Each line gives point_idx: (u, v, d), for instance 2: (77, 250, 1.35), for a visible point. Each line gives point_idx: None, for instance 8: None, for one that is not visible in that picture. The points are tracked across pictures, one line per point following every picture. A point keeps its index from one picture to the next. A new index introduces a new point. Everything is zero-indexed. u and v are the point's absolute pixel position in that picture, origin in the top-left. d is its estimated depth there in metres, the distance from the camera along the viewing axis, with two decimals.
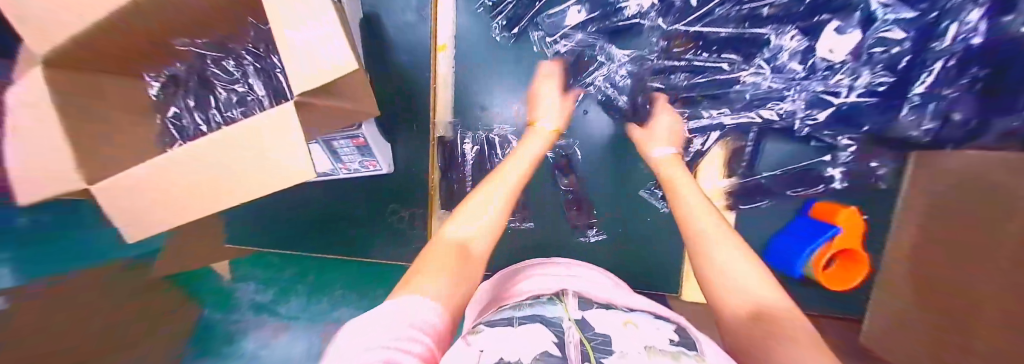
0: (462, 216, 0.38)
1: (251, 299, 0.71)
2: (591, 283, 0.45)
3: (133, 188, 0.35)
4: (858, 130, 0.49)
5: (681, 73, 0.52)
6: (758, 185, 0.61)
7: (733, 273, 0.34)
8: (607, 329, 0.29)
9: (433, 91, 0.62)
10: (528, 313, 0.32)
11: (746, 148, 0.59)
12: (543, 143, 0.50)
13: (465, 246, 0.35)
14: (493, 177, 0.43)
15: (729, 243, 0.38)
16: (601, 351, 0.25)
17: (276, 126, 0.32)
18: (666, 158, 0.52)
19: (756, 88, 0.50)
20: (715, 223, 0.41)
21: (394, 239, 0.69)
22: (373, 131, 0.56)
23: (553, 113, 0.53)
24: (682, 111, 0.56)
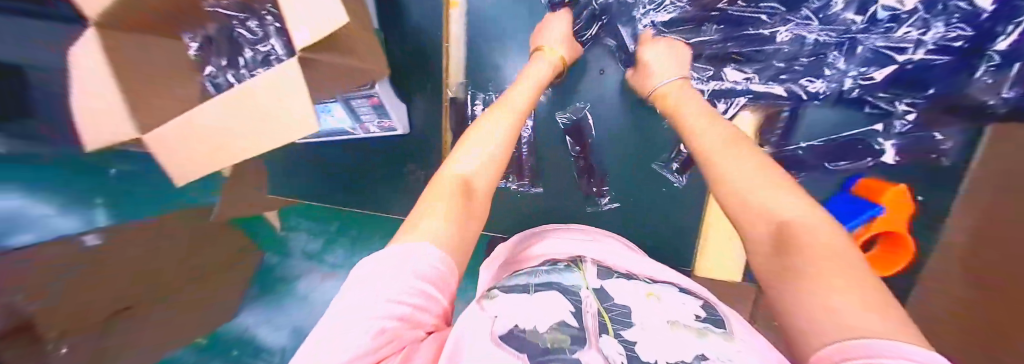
0: (465, 146, 0.35)
1: (302, 247, 0.74)
2: (597, 249, 0.45)
3: (170, 145, 0.42)
4: (922, 92, 0.43)
5: (713, 24, 0.47)
6: (795, 157, 0.54)
7: (760, 199, 0.29)
8: (627, 299, 0.31)
9: (446, 50, 0.58)
10: (542, 280, 0.33)
11: (782, 112, 0.51)
12: (548, 67, 0.49)
13: (467, 182, 0.32)
14: (500, 104, 0.40)
15: (748, 160, 0.32)
16: (619, 323, 0.28)
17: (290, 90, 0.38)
18: (672, 86, 0.45)
19: (801, 47, 0.44)
20: (732, 148, 0.35)
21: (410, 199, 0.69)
22: (389, 91, 0.56)
23: (559, 38, 0.50)
24: (705, 69, 0.50)
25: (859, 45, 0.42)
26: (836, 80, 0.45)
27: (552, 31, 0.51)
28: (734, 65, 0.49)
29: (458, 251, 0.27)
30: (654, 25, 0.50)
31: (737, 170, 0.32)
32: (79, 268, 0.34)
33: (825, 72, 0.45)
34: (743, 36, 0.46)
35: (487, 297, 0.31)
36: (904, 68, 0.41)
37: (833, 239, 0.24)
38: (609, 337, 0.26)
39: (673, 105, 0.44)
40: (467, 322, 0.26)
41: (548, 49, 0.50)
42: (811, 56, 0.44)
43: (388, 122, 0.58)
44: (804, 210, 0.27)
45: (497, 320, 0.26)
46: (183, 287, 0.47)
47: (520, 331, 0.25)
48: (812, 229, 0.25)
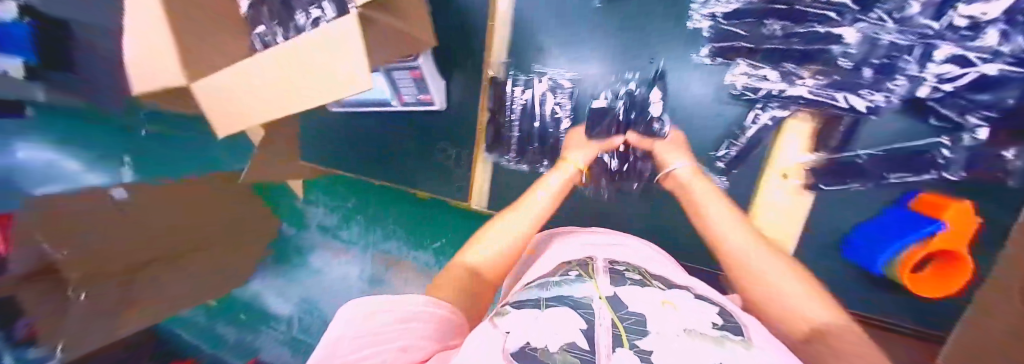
0: (477, 244, 0.41)
1: (319, 221, 0.94)
2: (616, 253, 0.41)
3: (219, 100, 0.45)
4: (1005, 105, 0.35)
5: (776, 21, 0.40)
6: (853, 167, 0.44)
7: (786, 293, 0.28)
8: (640, 307, 0.26)
9: (489, 30, 0.55)
10: (552, 295, 0.29)
11: (844, 117, 0.43)
12: (562, 179, 0.48)
13: (476, 271, 0.37)
14: (518, 204, 0.45)
15: (778, 260, 0.32)
16: (636, 333, 0.22)
17: (330, 44, 0.37)
18: (685, 171, 0.45)
19: (872, 50, 0.38)
20: (761, 254, 0.33)
21: (440, 178, 0.64)
22: (431, 64, 0.55)
23: (583, 147, 0.50)
24: (761, 67, 0.44)
25: (933, 52, 0.36)
26: (906, 91, 0.39)
27: (576, 141, 0.50)
28: (793, 65, 0.42)
29: (467, 311, 0.33)
30: (711, 17, 0.44)
31: (785, 283, 0.29)
32: (112, 224, 0.58)
33: (893, 85, 0.39)
34: (802, 33, 0.40)
35: (498, 314, 0.28)
36: (988, 80, 0.34)
37: (853, 335, 0.24)
38: (624, 348, 0.20)
39: (687, 195, 0.43)
40: (475, 342, 0.24)
41: (569, 161, 0.49)
42: (881, 60, 0.38)
43: (426, 96, 0.57)
44: (819, 304, 0.27)
45: (508, 336, 0.23)
46: (204, 248, 0.73)
47: (530, 348, 0.21)
48: (834, 325, 0.25)
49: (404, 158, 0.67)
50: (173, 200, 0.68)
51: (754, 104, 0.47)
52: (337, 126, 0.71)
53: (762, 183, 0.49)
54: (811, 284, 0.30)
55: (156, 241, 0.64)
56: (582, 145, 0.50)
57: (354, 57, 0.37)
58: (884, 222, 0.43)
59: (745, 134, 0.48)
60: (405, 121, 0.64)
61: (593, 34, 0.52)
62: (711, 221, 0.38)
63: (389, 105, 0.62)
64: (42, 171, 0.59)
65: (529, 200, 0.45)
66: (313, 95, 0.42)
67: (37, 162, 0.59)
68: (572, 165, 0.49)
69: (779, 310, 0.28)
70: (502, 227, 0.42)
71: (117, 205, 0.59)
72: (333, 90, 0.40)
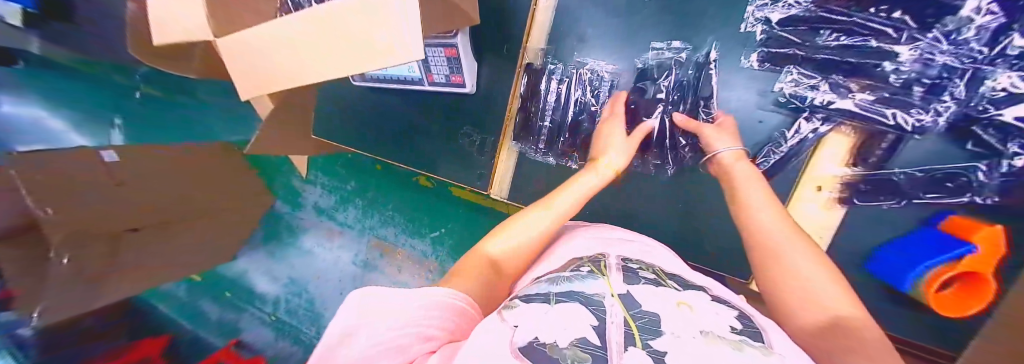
0: (505, 232, 0.42)
1: (314, 200, 1.05)
2: (639, 249, 0.40)
3: (242, 59, 0.43)
4: None
5: (831, 31, 0.40)
6: (889, 183, 0.43)
7: (806, 277, 0.31)
8: (658, 308, 0.26)
9: (531, 14, 0.54)
10: (564, 289, 0.30)
11: (888, 135, 0.42)
12: (597, 183, 0.47)
13: (498, 262, 0.38)
14: (541, 201, 0.45)
15: (804, 250, 0.33)
16: (647, 332, 0.23)
17: (354, 10, 0.34)
18: (730, 156, 0.44)
19: (925, 70, 0.36)
20: (791, 241, 0.34)
21: (462, 163, 0.63)
22: (466, 43, 0.54)
23: (621, 151, 0.48)
24: (811, 78, 0.43)
25: (985, 77, 0.34)
26: (954, 114, 0.37)
27: (612, 142, 0.49)
28: (841, 77, 0.41)
29: (480, 299, 0.33)
30: (765, 21, 0.43)
31: (808, 273, 0.31)
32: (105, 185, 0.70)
33: (941, 107, 0.37)
34: (856, 47, 0.39)
35: (507, 306, 0.28)
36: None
37: (874, 335, 0.27)
38: (636, 348, 0.20)
39: (732, 178, 0.43)
40: (483, 332, 0.24)
41: (604, 162, 0.48)
42: (933, 79, 0.36)
43: (458, 77, 0.56)
44: (842, 298, 0.29)
45: (518, 329, 0.24)
46: (201, 217, 0.83)
47: (539, 343, 0.22)
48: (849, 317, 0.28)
49: (424, 141, 0.65)
50: (163, 178, 0.79)
51: (798, 113, 0.46)
52: (356, 101, 0.69)
53: (794, 196, 0.48)
54: (834, 276, 0.32)
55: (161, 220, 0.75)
56: (622, 144, 0.49)
57: (392, 28, 0.33)
58: (913, 242, 0.43)
59: (784, 145, 0.47)
60: (432, 102, 0.62)
61: (638, 30, 0.51)
62: (751, 204, 0.39)
63: (418, 83, 0.60)
64: (37, 126, 0.89)
65: (560, 196, 0.45)
66: (343, 62, 0.38)
67: (27, 116, 0.89)
68: (603, 166, 0.48)
69: (800, 295, 0.31)
70: (531, 224, 0.42)
71: (113, 170, 0.73)
72: (369, 58, 0.36)
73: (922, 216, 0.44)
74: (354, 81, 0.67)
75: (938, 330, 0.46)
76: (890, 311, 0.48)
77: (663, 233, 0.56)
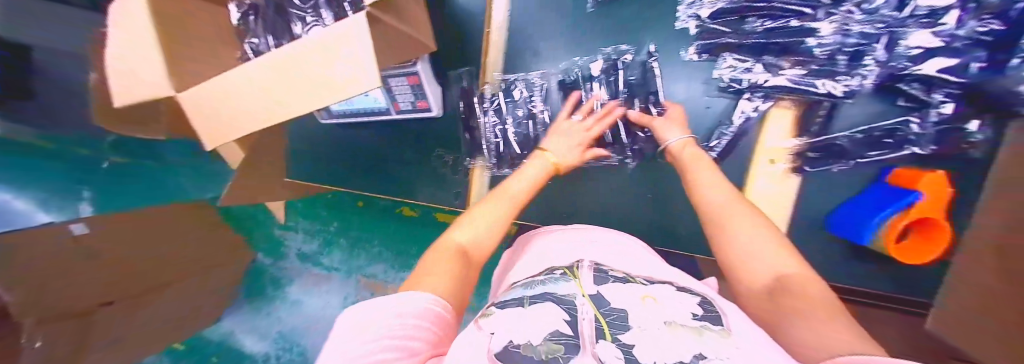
0: (468, 222, 0.41)
1: (295, 249, 0.94)
2: (620, 249, 0.42)
3: (196, 113, 0.42)
4: (958, 83, 0.38)
5: (757, 18, 0.44)
6: (835, 147, 0.46)
7: (753, 251, 0.33)
8: (626, 302, 0.29)
9: (486, 36, 0.57)
10: (536, 292, 0.31)
11: (823, 103, 0.45)
12: (539, 173, 0.48)
13: (465, 250, 0.38)
14: (493, 194, 0.45)
15: (756, 221, 0.36)
16: (617, 327, 0.26)
17: (323, 51, 0.35)
18: (683, 144, 0.46)
19: (845, 40, 0.41)
20: (746, 217, 0.36)
21: (439, 185, 0.63)
22: (429, 70, 0.55)
23: (570, 148, 0.50)
24: (744, 60, 0.46)
25: (900, 38, 0.38)
26: (880, 75, 0.41)
27: (558, 138, 0.50)
28: (773, 57, 0.45)
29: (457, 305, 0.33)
30: (696, 17, 0.47)
31: (752, 240, 0.34)
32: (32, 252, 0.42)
33: (866, 71, 0.41)
34: (784, 27, 0.43)
35: (484, 313, 0.30)
36: (952, 68, 0.37)
37: (826, 295, 0.29)
38: (607, 342, 0.24)
39: (685, 163, 0.45)
40: (462, 343, 0.26)
41: (548, 152, 0.49)
42: (854, 47, 0.41)
43: (423, 102, 0.57)
44: (791, 261, 0.32)
45: (494, 337, 0.26)
46: (190, 277, 0.57)
47: (516, 346, 0.24)
48: (805, 278, 0.30)
49: (399, 168, 0.66)
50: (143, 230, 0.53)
51: (740, 96, 0.49)
52: (328, 139, 0.70)
53: (750, 172, 0.50)
54: (781, 241, 0.34)
55: (136, 274, 0.50)
56: (568, 141, 0.50)
57: (348, 55, 0.34)
58: (862, 201, 0.46)
59: (733, 126, 0.50)
60: (403, 129, 0.63)
61: (588, 39, 0.54)
62: (699, 185, 0.42)
63: (386, 113, 0.60)
64: None
65: (515, 179, 0.47)
66: (302, 101, 0.39)
67: None
68: (546, 157, 0.49)
69: (752, 265, 0.33)
70: (484, 217, 0.42)
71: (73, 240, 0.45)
72: (332, 95, 0.38)
73: (873, 173, 0.47)
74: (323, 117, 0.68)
75: (904, 277, 0.49)
76: (862, 268, 0.51)
77: (644, 224, 0.57)
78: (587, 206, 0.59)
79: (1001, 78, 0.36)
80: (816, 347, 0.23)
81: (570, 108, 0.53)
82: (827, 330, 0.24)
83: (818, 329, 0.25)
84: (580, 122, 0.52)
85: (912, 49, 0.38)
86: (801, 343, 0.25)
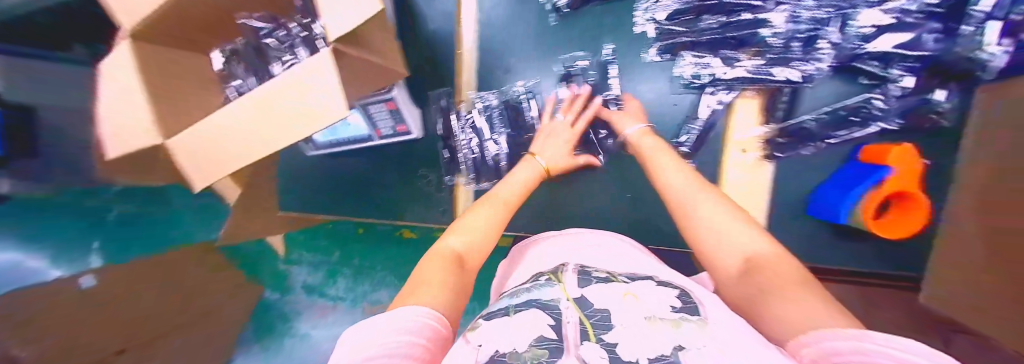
0: (461, 227, 0.39)
1: (302, 281, 0.67)
2: (615, 251, 0.42)
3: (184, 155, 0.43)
4: (915, 55, 0.40)
5: (711, 15, 0.45)
6: (803, 130, 0.48)
7: (722, 235, 0.33)
8: (609, 302, 0.29)
9: (458, 57, 0.59)
10: (522, 300, 0.31)
11: (784, 90, 0.46)
12: (532, 174, 0.47)
13: (461, 257, 0.36)
14: (486, 198, 0.43)
15: (710, 198, 0.37)
16: (601, 328, 0.26)
17: (293, 84, 0.36)
18: (641, 133, 0.48)
19: (796, 26, 0.42)
20: (703, 195, 0.37)
21: (424, 203, 0.65)
22: (405, 95, 0.57)
23: (560, 153, 0.51)
24: (700, 55, 0.48)
25: (851, 19, 0.40)
26: (834, 56, 0.43)
27: (547, 143, 0.51)
28: (731, 51, 0.46)
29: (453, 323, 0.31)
30: (654, 21, 0.49)
31: (713, 218, 0.35)
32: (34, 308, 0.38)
33: (821, 55, 0.43)
34: (737, 19, 0.44)
35: (472, 327, 0.29)
36: (909, 42, 0.39)
37: (792, 264, 0.29)
38: (590, 342, 0.24)
39: (647, 157, 0.45)
40: (452, 356, 0.25)
41: (539, 155, 0.49)
42: (806, 33, 0.42)
43: (403, 126, 0.58)
44: (752, 233, 0.33)
45: (481, 349, 0.25)
46: (214, 295, 0.53)
47: (500, 354, 0.24)
48: (774, 253, 0.31)
49: (385, 189, 0.68)
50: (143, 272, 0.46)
51: (703, 90, 0.50)
52: (317, 168, 0.72)
53: (722, 162, 0.51)
54: (740, 213, 0.35)
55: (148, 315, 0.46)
56: (558, 144, 0.51)
57: (321, 85, 0.35)
58: (839, 180, 0.47)
59: (699, 117, 0.51)
60: (386, 152, 0.65)
61: (554, 49, 0.56)
62: (661, 169, 0.43)
63: (368, 140, 0.62)
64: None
65: (504, 186, 0.45)
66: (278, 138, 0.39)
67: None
68: (538, 162, 0.49)
69: (722, 248, 0.33)
70: (482, 219, 0.40)
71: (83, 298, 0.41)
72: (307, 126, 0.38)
73: (843, 152, 0.49)
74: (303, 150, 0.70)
75: (879, 245, 0.51)
76: (840, 243, 0.53)
77: (626, 223, 0.59)
78: (570, 210, 0.61)
79: (955, 47, 0.38)
80: (789, 325, 0.24)
81: (566, 104, 0.53)
82: (800, 307, 0.24)
83: (789, 308, 0.25)
84: (565, 118, 0.52)
85: (865, 28, 0.40)
86: (778, 322, 0.25)
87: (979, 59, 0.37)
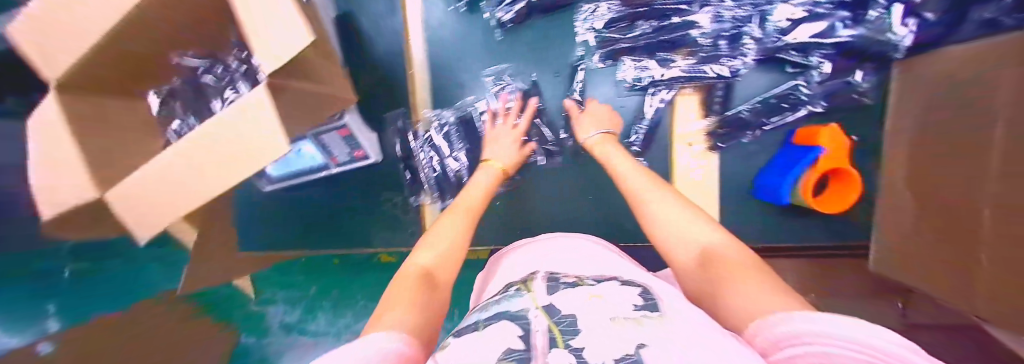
0: (428, 242, 0.36)
1: (280, 320, 0.64)
2: (589, 255, 0.41)
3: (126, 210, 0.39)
4: (829, 43, 0.43)
5: (645, 21, 0.47)
6: (740, 119, 0.50)
7: (676, 230, 0.35)
8: (576, 308, 0.27)
9: (410, 77, 0.59)
10: (489, 313, 0.29)
11: (717, 85, 0.49)
12: (490, 179, 0.46)
13: (430, 273, 0.32)
14: (454, 206, 0.41)
15: (662, 194, 0.38)
16: (568, 333, 0.24)
17: (232, 134, 0.34)
18: (602, 138, 0.48)
19: (720, 26, 0.45)
20: (656, 193, 0.39)
21: (392, 226, 0.64)
22: (358, 121, 0.56)
23: (506, 149, 0.50)
24: (638, 60, 0.50)
25: (768, 16, 0.44)
26: (757, 51, 0.46)
27: (499, 144, 0.51)
28: (666, 53, 0.49)
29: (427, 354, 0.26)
30: (593, 30, 0.51)
31: (666, 214, 0.36)
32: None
33: (746, 49, 0.46)
34: (668, 22, 0.47)
35: (442, 348, 0.26)
36: (822, 32, 0.42)
37: (739, 250, 0.30)
38: (558, 348, 0.23)
39: (603, 160, 0.46)
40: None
41: (492, 161, 0.49)
42: (730, 32, 0.45)
43: (360, 151, 0.57)
44: (702, 225, 0.34)
45: None
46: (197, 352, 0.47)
47: None
48: (722, 242, 0.32)
49: (351, 215, 0.67)
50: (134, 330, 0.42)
51: (645, 92, 0.52)
52: (275, 203, 0.69)
53: (672, 151, 0.54)
54: (689, 206, 0.37)
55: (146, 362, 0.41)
56: (507, 144, 0.51)
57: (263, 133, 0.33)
58: (780, 162, 0.49)
59: (647, 115, 0.53)
60: (347, 179, 0.64)
61: (503, 62, 0.57)
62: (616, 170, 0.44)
63: (320, 171, 0.60)
64: None
65: (471, 187, 0.44)
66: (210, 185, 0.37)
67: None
68: (493, 165, 0.48)
69: (677, 242, 0.34)
70: (445, 231, 0.37)
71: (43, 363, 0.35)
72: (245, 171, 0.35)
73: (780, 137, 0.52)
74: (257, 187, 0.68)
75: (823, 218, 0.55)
76: (791, 222, 0.56)
77: (591, 221, 0.61)
78: (535, 216, 0.62)
79: (867, 31, 0.41)
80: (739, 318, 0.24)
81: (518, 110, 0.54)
82: (747, 293, 0.25)
83: (739, 295, 0.25)
84: (507, 122, 0.53)
85: (782, 22, 0.43)
86: (731, 312, 0.25)
87: (891, 40, 0.41)
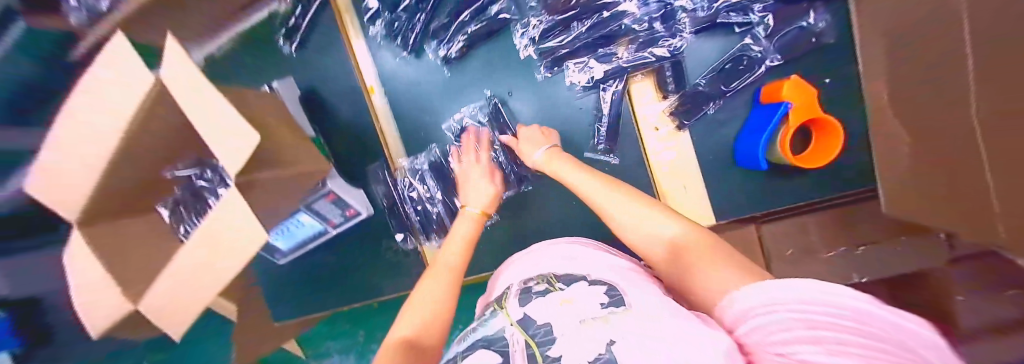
0: (411, 309, 0.38)
1: None
2: (579, 256, 0.40)
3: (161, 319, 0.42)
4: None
5: (580, 23, 0.51)
6: (699, 92, 0.50)
7: (641, 230, 0.36)
8: (548, 315, 0.28)
9: (378, 130, 0.61)
10: (468, 344, 0.30)
11: (665, 66, 0.50)
12: (471, 227, 0.49)
13: (409, 340, 0.34)
14: (433, 270, 0.44)
15: (620, 195, 0.39)
16: (544, 343, 0.26)
17: (210, 233, 0.34)
18: (548, 154, 0.48)
19: (649, 9, 0.48)
20: (611, 196, 0.40)
21: (395, 273, 0.67)
22: (342, 182, 0.57)
23: (480, 193, 0.52)
24: (581, 61, 0.52)
25: None
26: (691, 22, 0.48)
27: (472, 189, 0.53)
28: (606, 48, 0.51)
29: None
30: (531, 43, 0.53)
31: (628, 218, 0.37)
32: None
33: (681, 23, 0.48)
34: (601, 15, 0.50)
35: None
36: None
37: (701, 237, 0.32)
38: None
39: (556, 175, 0.46)
40: None
41: (468, 208, 0.51)
42: (659, 12, 0.48)
43: (351, 210, 0.59)
44: (662, 219, 0.36)
45: None
46: None
47: None
48: (683, 231, 0.34)
49: (359, 271, 0.69)
50: None
51: (597, 90, 0.53)
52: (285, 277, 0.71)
53: (642, 140, 0.53)
54: (646, 200, 0.38)
55: None
56: (479, 186, 0.52)
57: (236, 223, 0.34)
58: (752, 124, 0.48)
59: (603, 110, 0.53)
60: (348, 238, 0.67)
61: (460, 94, 0.59)
62: (570, 182, 0.44)
63: (324, 234, 0.63)
64: None
65: (445, 252, 0.46)
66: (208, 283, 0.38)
67: None
68: (469, 212, 0.51)
69: (645, 240, 0.36)
70: (427, 293, 0.40)
71: None
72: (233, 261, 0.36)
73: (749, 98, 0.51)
74: (268, 260, 0.70)
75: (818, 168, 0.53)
76: (787, 177, 0.54)
77: (583, 223, 0.61)
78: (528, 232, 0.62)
79: None
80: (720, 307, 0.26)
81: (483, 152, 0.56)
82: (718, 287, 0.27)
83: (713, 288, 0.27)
84: (469, 159, 0.56)
85: None
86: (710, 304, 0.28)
87: None
